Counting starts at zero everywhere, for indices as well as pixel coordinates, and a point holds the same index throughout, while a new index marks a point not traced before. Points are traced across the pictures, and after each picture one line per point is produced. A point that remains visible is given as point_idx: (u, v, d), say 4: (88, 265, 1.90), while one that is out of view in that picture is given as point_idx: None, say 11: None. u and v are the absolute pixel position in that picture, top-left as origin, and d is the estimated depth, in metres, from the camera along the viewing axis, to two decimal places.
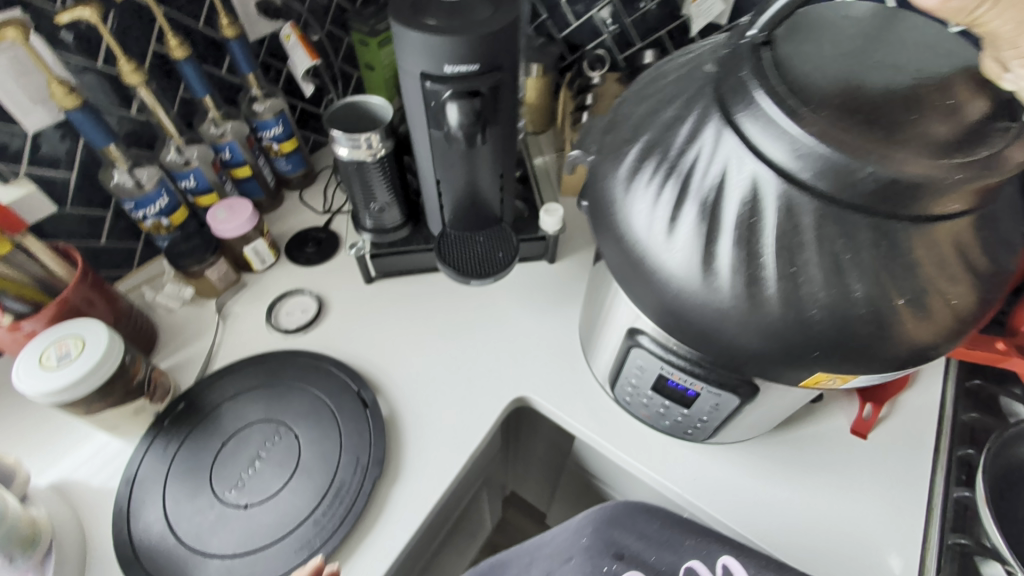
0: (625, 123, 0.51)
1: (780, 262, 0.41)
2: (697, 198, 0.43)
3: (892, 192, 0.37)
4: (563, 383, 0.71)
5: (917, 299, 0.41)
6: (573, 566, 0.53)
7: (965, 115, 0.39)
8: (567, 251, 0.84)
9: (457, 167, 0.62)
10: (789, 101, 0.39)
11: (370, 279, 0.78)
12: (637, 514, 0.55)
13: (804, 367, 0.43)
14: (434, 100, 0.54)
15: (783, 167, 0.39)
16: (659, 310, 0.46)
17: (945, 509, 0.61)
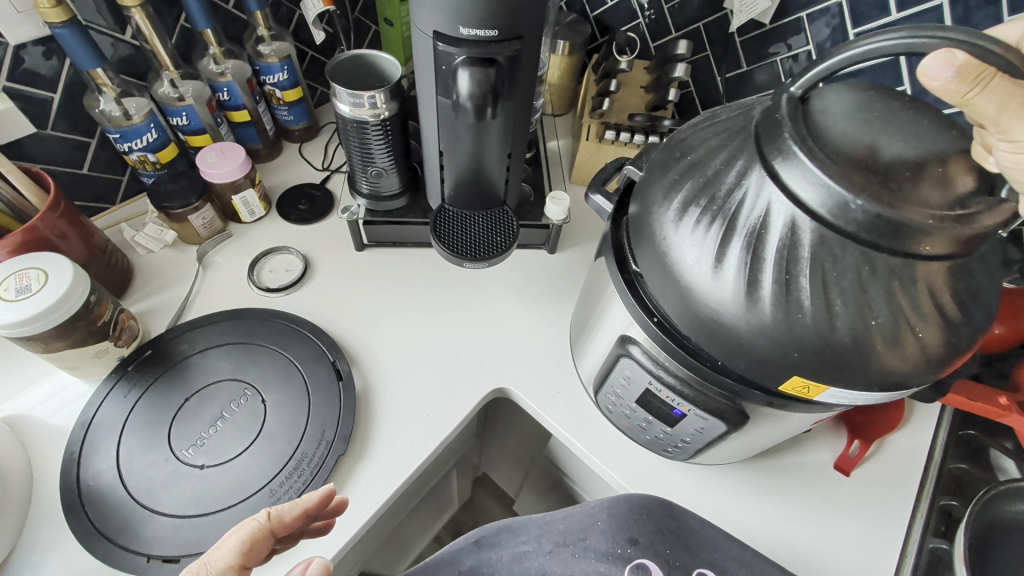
0: (677, 146, 0.47)
1: (778, 274, 0.38)
2: (717, 210, 0.40)
3: (880, 230, 0.35)
4: (546, 380, 0.68)
5: (891, 331, 0.37)
6: (587, 545, 0.51)
7: (951, 187, 0.35)
8: (569, 242, 0.81)
9: (463, 141, 0.59)
10: (809, 142, 0.36)
11: (361, 246, 0.75)
12: (657, 510, 0.52)
13: (774, 375, 0.40)
14: (445, 64, 0.50)
15: (801, 198, 0.37)
16: (664, 307, 0.43)
17: (919, 559, 0.60)
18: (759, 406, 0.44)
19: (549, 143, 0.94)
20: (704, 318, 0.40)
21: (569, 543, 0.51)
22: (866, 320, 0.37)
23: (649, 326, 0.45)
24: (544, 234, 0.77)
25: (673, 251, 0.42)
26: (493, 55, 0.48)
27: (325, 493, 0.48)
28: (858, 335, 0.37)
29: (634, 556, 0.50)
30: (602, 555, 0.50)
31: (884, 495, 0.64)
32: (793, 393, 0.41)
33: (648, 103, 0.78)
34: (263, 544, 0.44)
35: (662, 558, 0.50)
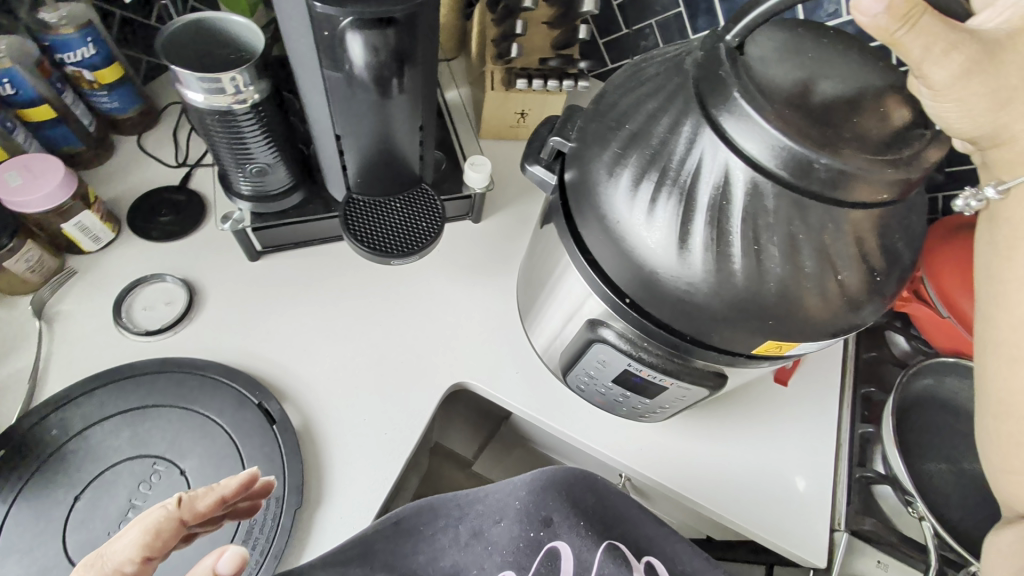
0: (609, 111, 0.42)
1: (745, 240, 0.35)
2: (672, 182, 0.37)
3: (842, 186, 0.33)
4: (502, 363, 0.63)
5: (853, 276, 0.37)
6: (501, 532, 0.42)
7: (886, 126, 0.34)
8: (494, 207, 0.74)
9: (364, 120, 0.49)
10: (759, 99, 0.33)
11: (256, 255, 0.63)
12: (584, 487, 0.44)
13: (752, 338, 0.39)
14: (328, 30, 0.39)
15: (754, 158, 0.34)
16: (627, 289, 0.40)
17: (852, 444, 0.68)
18: (739, 365, 0.43)
19: (448, 94, 0.84)
20: (675, 299, 0.38)
21: (484, 531, 0.42)
22: (831, 278, 0.36)
23: (618, 298, 0.41)
24: (467, 204, 0.70)
25: (629, 232, 0.38)
26: (388, 14, 0.38)
27: (251, 475, 0.34)
28: (822, 293, 0.36)
29: (547, 540, 0.41)
30: (512, 544, 0.41)
31: (819, 396, 0.71)
32: (765, 351, 0.40)
33: (555, 42, 0.71)
34: (174, 536, 0.32)
35: (577, 540, 0.41)
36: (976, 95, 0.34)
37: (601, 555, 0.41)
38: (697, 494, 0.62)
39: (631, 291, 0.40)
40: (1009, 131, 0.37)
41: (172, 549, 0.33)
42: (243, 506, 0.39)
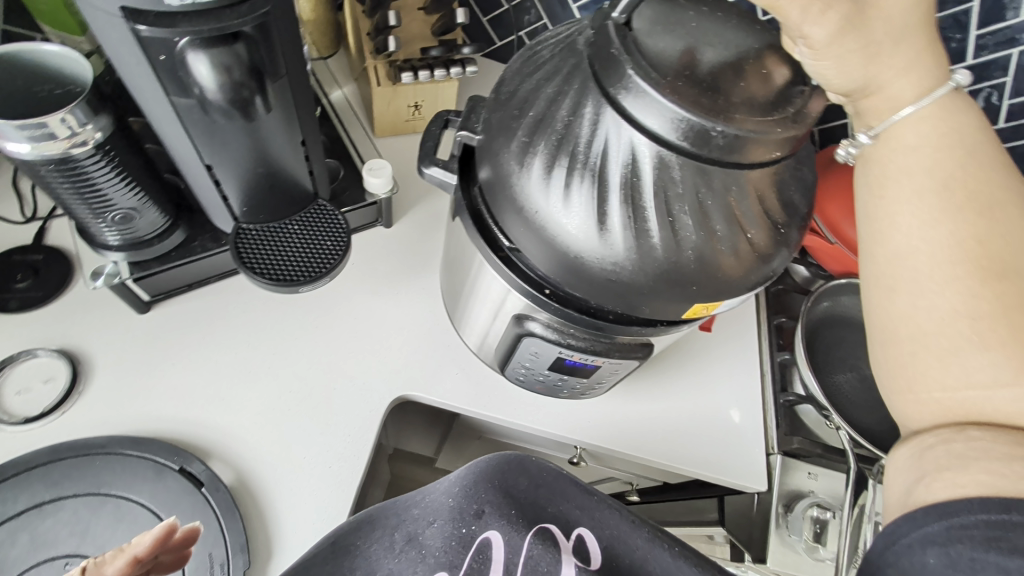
0: (508, 101, 0.41)
1: (659, 213, 0.36)
2: (582, 167, 0.36)
3: (737, 149, 0.34)
4: (438, 367, 0.62)
5: (761, 234, 0.38)
6: (432, 536, 0.34)
7: (771, 86, 0.35)
8: (404, 208, 0.71)
9: (236, 144, 0.44)
10: (654, 73, 0.33)
11: (144, 306, 0.57)
12: (523, 475, 0.37)
13: (678, 305, 0.39)
14: (165, 54, 0.35)
15: (657, 134, 0.34)
16: (555, 278, 0.39)
17: (773, 372, 0.74)
18: (657, 334, 0.43)
19: (333, 95, 0.79)
20: (603, 281, 0.37)
21: (416, 536, 0.34)
22: (741, 236, 0.37)
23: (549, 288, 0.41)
24: (375, 211, 0.66)
25: (546, 219, 0.37)
26: (233, 28, 0.35)
27: (164, 531, 0.34)
28: (737, 252, 0.37)
29: (478, 534, 0.34)
30: (440, 545, 0.33)
31: (738, 335, 0.76)
32: (690, 316, 0.41)
33: (435, 28, 0.68)
34: None
35: (509, 530, 0.34)
36: (853, 54, 0.34)
37: (533, 540, 0.34)
38: (644, 451, 0.65)
39: (560, 280, 0.39)
40: (877, 82, 0.36)
41: None
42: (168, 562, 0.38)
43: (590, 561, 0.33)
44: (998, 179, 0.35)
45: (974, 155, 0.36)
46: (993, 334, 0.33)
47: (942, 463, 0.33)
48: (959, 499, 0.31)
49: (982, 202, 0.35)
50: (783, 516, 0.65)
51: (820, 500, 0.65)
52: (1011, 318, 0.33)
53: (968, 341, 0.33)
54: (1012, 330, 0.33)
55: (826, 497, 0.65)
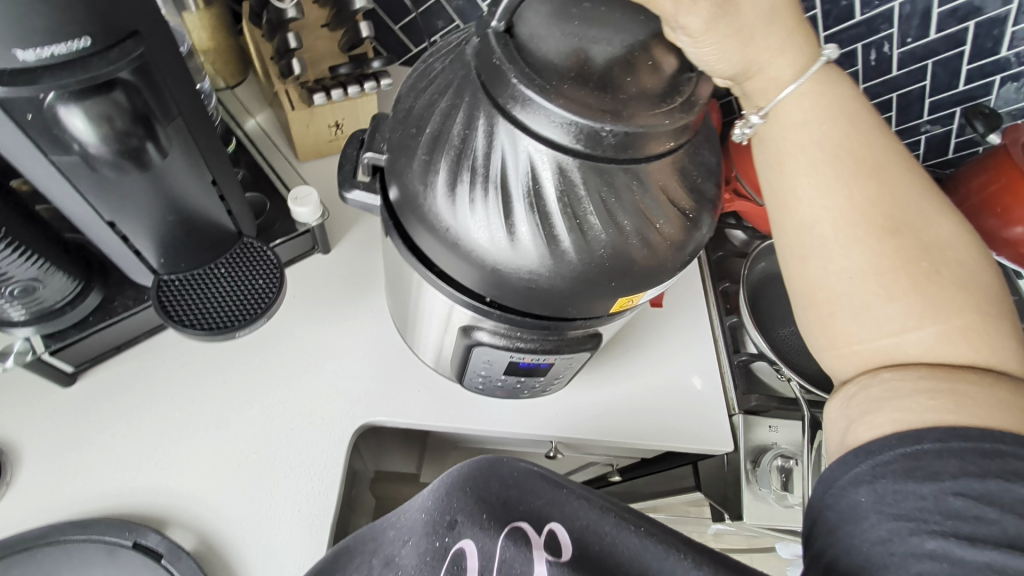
0: (406, 120, 0.40)
1: (565, 218, 0.36)
2: (483, 179, 0.36)
3: (631, 146, 0.34)
4: (397, 388, 0.61)
5: (669, 222, 0.38)
6: (408, 555, 0.34)
7: (661, 77, 0.35)
8: (337, 232, 0.69)
9: (137, 193, 0.41)
10: (539, 80, 0.33)
11: (69, 378, 0.53)
12: (490, 479, 0.37)
13: (604, 301, 0.40)
14: (33, 113, 0.33)
15: (555, 142, 0.34)
16: (473, 285, 0.40)
17: (724, 335, 0.77)
18: (604, 323, 0.44)
19: (245, 124, 0.75)
20: (523, 288, 0.38)
21: (393, 559, 0.34)
22: (650, 228, 0.37)
23: (474, 296, 0.41)
24: (309, 238, 0.64)
25: (468, 239, 0.37)
26: (107, 75, 0.32)
27: None
28: (646, 246, 0.38)
29: (452, 545, 0.33)
30: (414, 563, 0.33)
31: (687, 305, 0.78)
32: (618, 309, 0.42)
33: (342, 44, 0.66)
34: None
35: (482, 535, 0.34)
36: (731, 39, 0.35)
37: (504, 542, 0.34)
38: (615, 433, 0.66)
39: (478, 287, 0.40)
40: (758, 63, 0.37)
41: None
42: None
43: (561, 553, 0.34)
44: (878, 141, 0.37)
45: (853, 118, 0.37)
46: (896, 286, 0.35)
47: (865, 407, 0.36)
48: (882, 440, 0.34)
49: (867, 166, 0.37)
50: (753, 471, 0.67)
51: (783, 450, 0.68)
52: (909, 269, 0.35)
53: (877, 296, 0.36)
54: (912, 279, 0.35)
55: (787, 446, 0.69)
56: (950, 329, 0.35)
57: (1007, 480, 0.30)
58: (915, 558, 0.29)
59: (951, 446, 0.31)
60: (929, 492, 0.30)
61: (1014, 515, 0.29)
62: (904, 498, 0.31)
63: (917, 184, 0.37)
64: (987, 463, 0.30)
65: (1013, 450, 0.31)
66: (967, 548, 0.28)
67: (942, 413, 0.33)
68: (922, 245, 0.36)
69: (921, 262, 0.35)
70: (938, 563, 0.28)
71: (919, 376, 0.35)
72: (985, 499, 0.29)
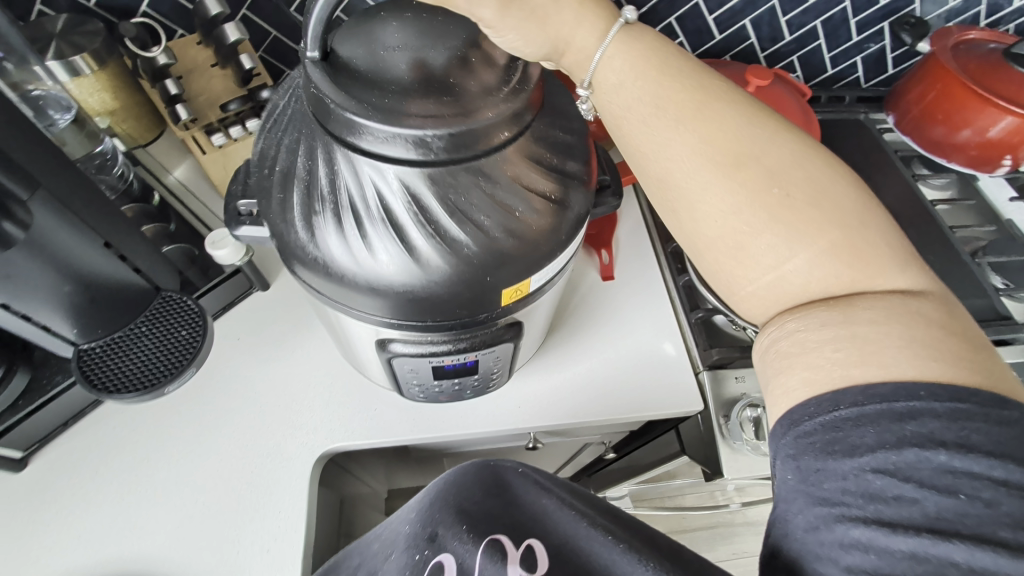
0: (260, 159, 0.39)
1: (421, 226, 0.35)
2: (334, 206, 0.35)
3: (464, 145, 0.33)
4: (354, 408, 0.60)
5: (531, 208, 0.37)
6: (391, 567, 0.36)
7: (494, 65, 0.36)
8: (273, 266, 0.67)
9: (23, 268, 0.41)
10: (375, 104, 0.32)
11: (20, 462, 0.53)
12: (478, 487, 0.38)
13: (491, 297, 0.38)
14: None
15: (396, 157, 0.33)
16: (378, 315, 0.38)
17: (679, 294, 0.76)
18: (521, 309, 0.43)
19: (167, 180, 0.73)
20: (406, 303, 0.37)
21: (378, 570, 0.37)
22: (512, 217, 0.36)
23: (393, 323, 0.39)
24: (243, 278, 0.63)
25: (337, 268, 0.36)
26: None
27: None
28: (513, 237, 0.36)
29: (430, 557, 0.35)
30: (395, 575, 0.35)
31: (638, 274, 0.77)
32: (510, 302, 0.40)
33: (234, 80, 0.65)
34: None
35: (462, 547, 0.35)
36: (528, 22, 0.34)
37: (483, 555, 0.34)
38: (582, 414, 0.65)
39: (382, 314, 0.38)
40: (563, 41, 0.36)
41: None
42: None
43: (537, 566, 0.33)
44: (696, 77, 0.36)
45: (666, 64, 0.35)
46: (756, 220, 0.34)
47: (776, 366, 0.35)
48: (799, 407, 0.32)
49: (696, 104, 0.35)
50: (724, 425, 0.67)
51: (751, 399, 0.67)
52: (762, 200, 0.34)
53: (745, 236, 0.35)
54: (767, 210, 0.34)
55: (756, 394, 0.67)
56: (820, 250, 0.34)
57: (924, 448, 0.28)
58: (845, 550, 0.28)
59: (867, 413, 0.30)
60: (847, 471, 0.29)
61: (934, 491, 0.27)
62: (826, 479, 0.30)
63: (751, 110, 0.36)
64: (902, 428, 0.29)
65: (927, 406, 0.29)
66: (890, 535, 0.27)
67: (849, 371, 0.32)
68: (771, 171, 0.34)
69: (770, 189, 0.34)
70: (866, 554, 0.27)
71: (823, 324, 0.34)
72: (902, 475, 0.28)
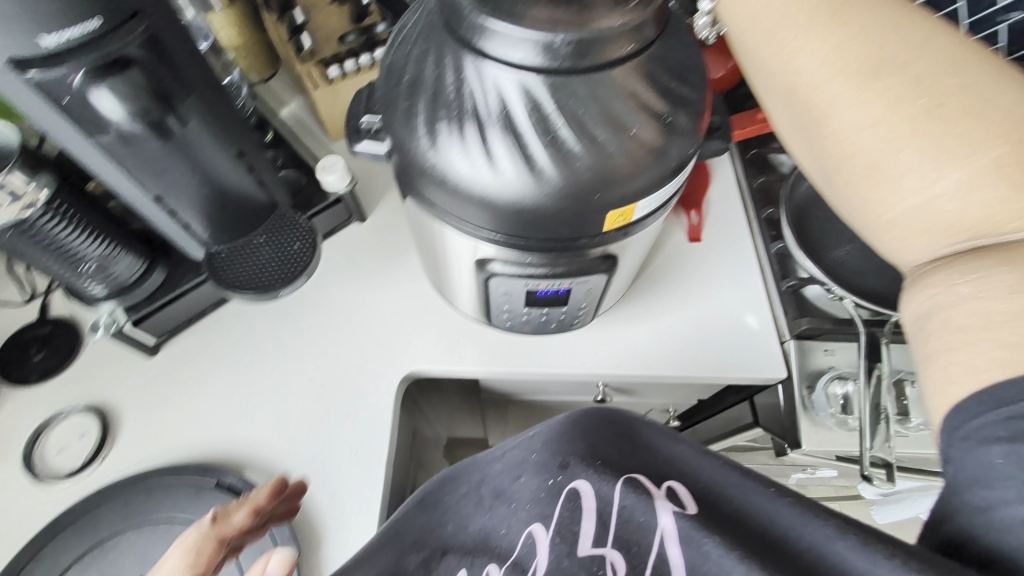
0: (385, 71, 0.41)
1: (539, 136, 0.36)
2: (457, 113, 0.36)
3: (588, 53, 0.33)
4: (439, 337, 0.63)
5: (645, 128, 0.37)
6: (521, 487, 0.38)
7: None
8: (369, 200, 0.71)
9: (173, 167, 0.46)
10: (508, 9, 0.33)
11: (152, 350, 0.60)
12: (608, 428, 0.39)
13: (595, 216, 0.38)
14: (66, 95, 0.36)
15: (520, 62, 0.34)
16: (481, 224, 0.39)
17: (771, 263, 0.71)
18: (619, 242, 0.43)
19: (281, 114, 0.78)
20: (513, 212, 0.37)
21: (506, 489, 0.38)
22: (626, 135, 0.36)
23: (497, 238, 0.40)
24: (344, 209, 0.66)
25: (452, 173, 0.37)
26: (118, 51, 0.36)
27: (277, 483, 0.42)
28: (626, 155, 0.36)
29: (565, 484, 0.37)
30: (530, 496, 0.37)
31: (727, 238, 0.74)
32: (610, 228, 0.40)
33: (350, 16, 0.68)
34: (219, 553, 0.37)
35: (597, 478, 0.36)
36: None
37: (624, 490, 0.36)
38: (659, 370, 0.65)
39: (484, 221, 0.39)
40: None
41: (221, 564, 0.37)
42: (281, 510, 0.47)
43: (687, 506, 0.34)
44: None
45: None
46: (899, 133, 0.34)
47: (950, 344, 0.33)
48: (992, 388, 0.30)
49: (840, 18, 0.37)
50: (808, 398, 0.64)
51: (840, 372, 0.63)
52: (903, 111, 0.34)
53: (880, 152, 0.35)
54: (913, 121, 0.34)
55: (846, 368, 0.64)
56: (973, 167, 0.33)
57: None
58: None
59: None
60: None
61: None
62: None
63: (904, 23, 0.36)
64: None
65: None
66: None
67: None
68: (918, 81, 0.34)
69: (917, 99, 0.34)
70: None
71: (1008, 293, 0.32)
72: None
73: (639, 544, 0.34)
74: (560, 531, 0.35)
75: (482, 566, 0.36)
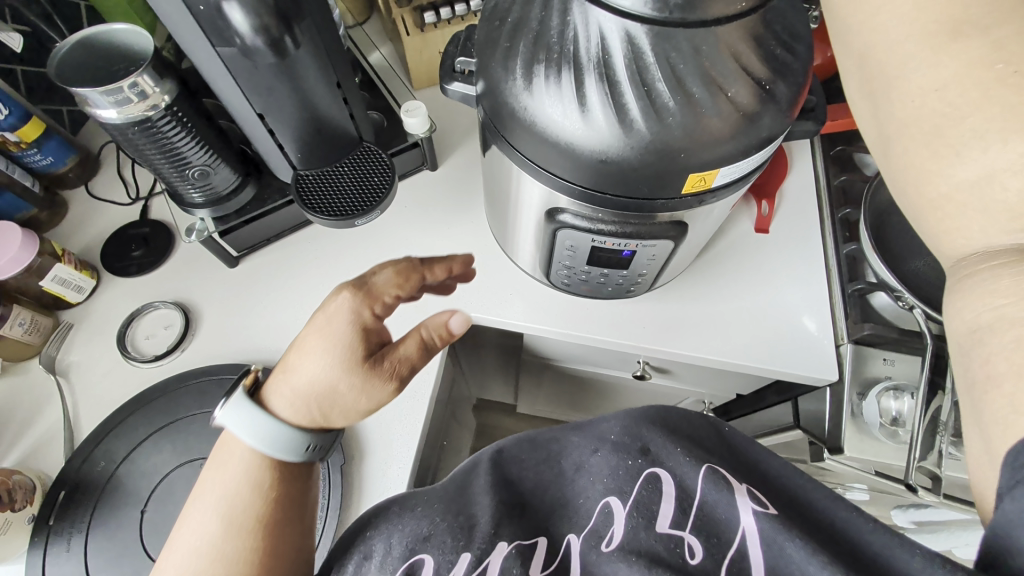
0: (489, 12, 0.43)
1: (634, 88, 0.36)
2: (557, 59, 0.37)
3: (698, 7, 0.33)
4: (493, 289, 0.65)
5: (741, 92, 0.37)
6: (598, 462, 0.41)
7: None
8: (443, 150, 0.73)
9: (279, 89, 0.49)
10: None
11: (234, 260, 0.65)
12: (692, 424, 0.44)
13: (677, 178, 0.39)
14: (202, 3, 0.40)
15: (628, 10, 0.34)
16: (562, 173, 0.41)
17: (840, 265, 0.68)
18: (693, 209, 0.43)
19: (370, 57, 0.81)
20: (595, 164, 0.38)
21: (585, 464, 0.42)
22: (721, 95, 0.36)
23: (575, 189, 0.41)
24: (419, 154, 0.69)
25: (541, 117, 0.38)
26: None
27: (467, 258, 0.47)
28: (719, 116, 0.36)
29: (645, 467, 0.39)
30: (608, 472, 0.40)
31: (796, 234, 0.72)
32: (689, 192, 0.40)
33: None
34: (415, 282, 0.44)
35: (677, 467, 0.39)
36: None
37: (705, 480, 0.38)
38: (705, 353, 0.65)
39: (565, 171, 0.40)
40: None
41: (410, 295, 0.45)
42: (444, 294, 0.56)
43: (767, 506, 0.36)
44: None
45: None
46: (967, 99, 0.33)
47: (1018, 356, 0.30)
48: None
49: None
50: (857, 404, 0.61)
51: (896, 383, 0.60)
52: (976, 74, 0.33)
53: (943, 117, 0.34)
54: (985, 87, 0.33)
55: (903, 380, 0.61)
56: None
57: None
58: None
59: None
60: None
61: None
62: None
63: None
64: None
65: None
66: None
67: None
68: (1001, 45, 0.33)
69: (994, 64, 0.33)
70: None
71: None
72: None
73: (719, 535, 0.35)
74: (638, 507, 0.37)
75: (562, 533, 0.39)
